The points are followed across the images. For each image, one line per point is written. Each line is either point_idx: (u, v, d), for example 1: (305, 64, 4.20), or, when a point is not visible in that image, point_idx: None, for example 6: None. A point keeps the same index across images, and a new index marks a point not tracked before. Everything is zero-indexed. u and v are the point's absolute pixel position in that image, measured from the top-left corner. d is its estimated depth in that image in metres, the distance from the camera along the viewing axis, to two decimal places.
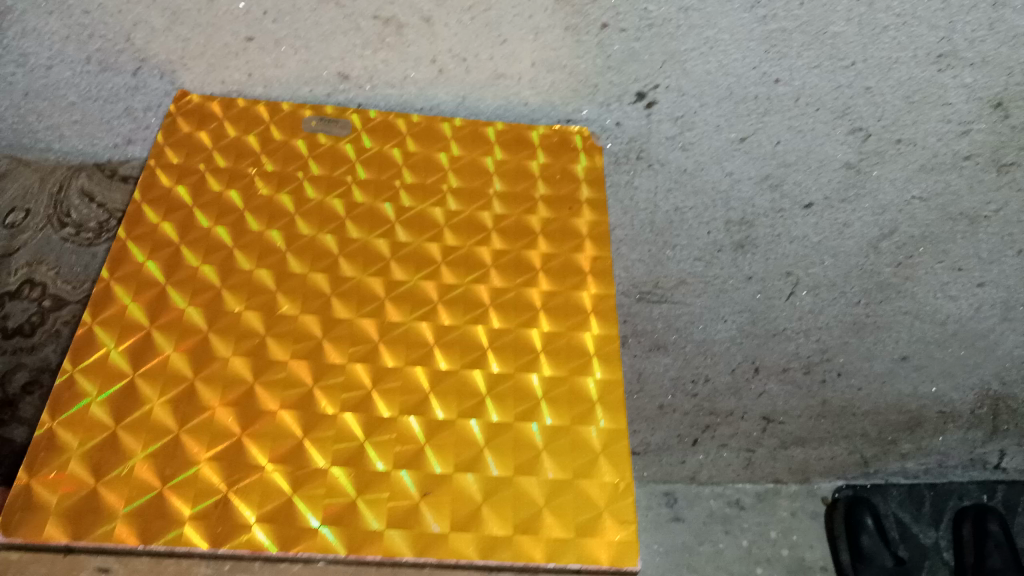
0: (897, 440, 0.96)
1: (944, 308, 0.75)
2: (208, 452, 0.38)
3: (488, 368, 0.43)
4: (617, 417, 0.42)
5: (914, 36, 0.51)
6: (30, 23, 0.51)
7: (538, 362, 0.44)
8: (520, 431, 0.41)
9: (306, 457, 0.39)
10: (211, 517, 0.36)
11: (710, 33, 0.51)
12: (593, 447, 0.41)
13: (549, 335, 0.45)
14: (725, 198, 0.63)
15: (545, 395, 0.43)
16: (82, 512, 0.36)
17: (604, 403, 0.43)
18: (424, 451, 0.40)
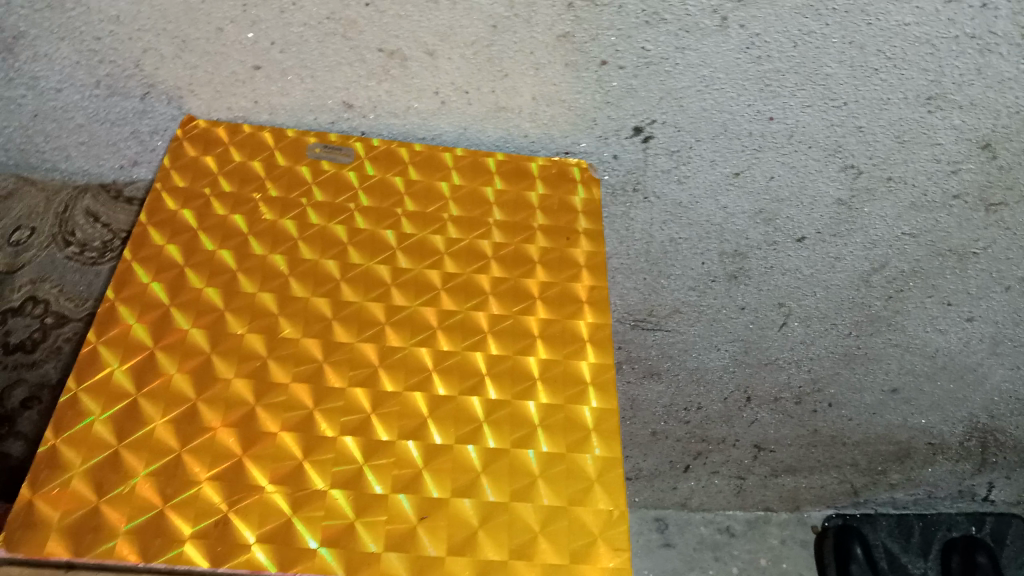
0: (887, 470, 0.97)
1: (933, 341, 0.76)
2: (209, 472, 0.39)
3: (486, 394, 0.44)
4: (612, 445, 0.43)
5: (904, 78, 0.52)
6: (41, 49, 0.52)
7: (535, 389, 0.45)
8: (516, 457, 0.42)
9: (305, 478, 0.39)
10: (211, 537, 0.37)
11: (706, 72, 0.52)
12: (588, 474, 0.42)
13: (545, 363, 0.46)
14: (719, 230, 0.64)
15: (541, 422, 0.44)
16: (84, 529, 0.36)
17: (599, 432, 0.44)
18: (422, 475, 0.40)
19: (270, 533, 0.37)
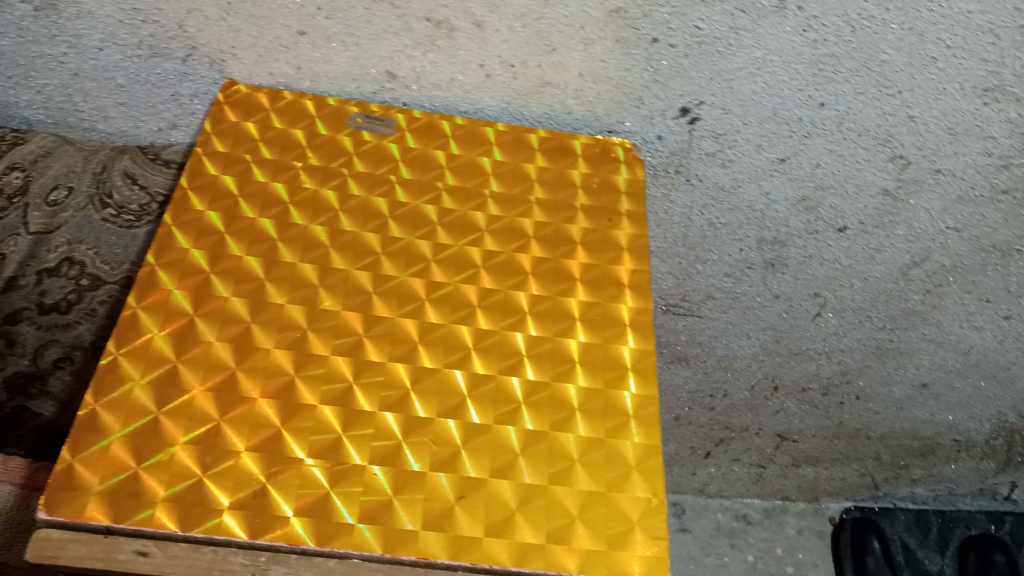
0: (909, 465, 0.96)
1: (967, 338, 0.74)
2: (248, 442, 0.39)
3: (525, 375, 0.44)
4: (652, 433, 0.42)
5: (962, 68, 0.51)
6: (85, 6, 0.51)
7: (574, 372, 0.44)
8: (555, 440, 0.42)
9: (343, 453, 0.39)
10: (249, 508, 0.37)
11: (759, 54, 0.51)
12: (627, 461, 0.41)
13: (586, 346, 0.45)
14: (760, 216, 0.63)
15: (581, 405, 0.43)
16: (122, 495, 0.36)
17: (639, 418, 0.43)
18: (460, 455, 0.40)
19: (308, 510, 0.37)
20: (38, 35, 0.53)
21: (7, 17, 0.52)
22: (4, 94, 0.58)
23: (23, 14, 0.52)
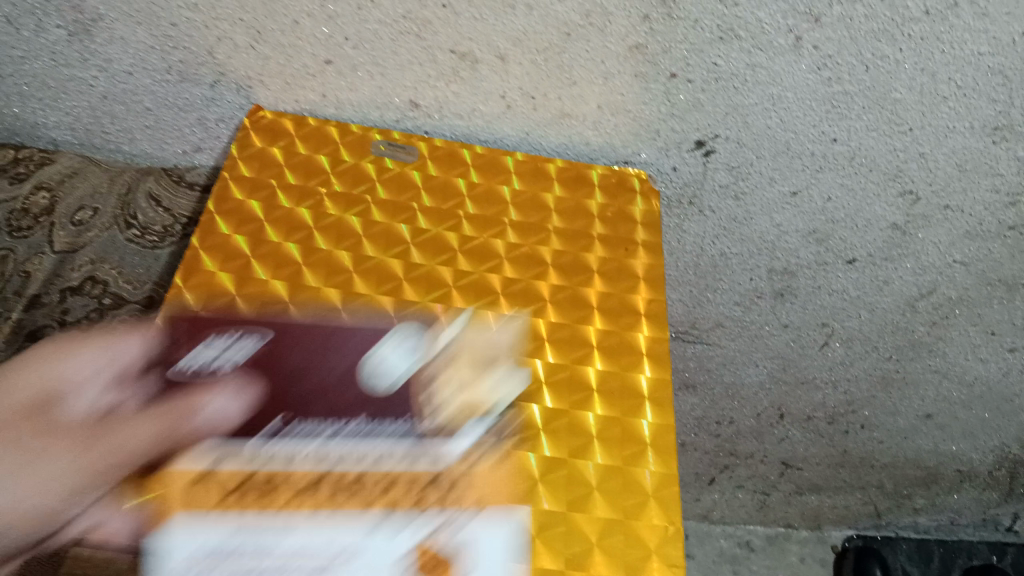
0: (912, 495, 0.96)
1: (972, 369, 0.75)
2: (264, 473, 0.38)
3: (543, 402, 0.44)
4: (667, 461, 0.43)
5: (972, 107, 0.52)
6: (118, 32, 0.52)
7: (591, 400, 0.45)
8: (574, 467, 0.42)
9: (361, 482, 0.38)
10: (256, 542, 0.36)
11: (775, 90, 0.52)
12: (644, 489, 0.42)
13: (603, 374, 0.46)
14: (771, 247, 0.64)
15: (599, 433, 0.44)
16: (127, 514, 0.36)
17: (656, 446, 0.44)
18: (483, 476, 0.40)
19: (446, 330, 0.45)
20: (70, 59, 0.55)
21: (40, 41, 0.53)
22: (33, 113, 0.59)
23: (56, 38, 0.53)
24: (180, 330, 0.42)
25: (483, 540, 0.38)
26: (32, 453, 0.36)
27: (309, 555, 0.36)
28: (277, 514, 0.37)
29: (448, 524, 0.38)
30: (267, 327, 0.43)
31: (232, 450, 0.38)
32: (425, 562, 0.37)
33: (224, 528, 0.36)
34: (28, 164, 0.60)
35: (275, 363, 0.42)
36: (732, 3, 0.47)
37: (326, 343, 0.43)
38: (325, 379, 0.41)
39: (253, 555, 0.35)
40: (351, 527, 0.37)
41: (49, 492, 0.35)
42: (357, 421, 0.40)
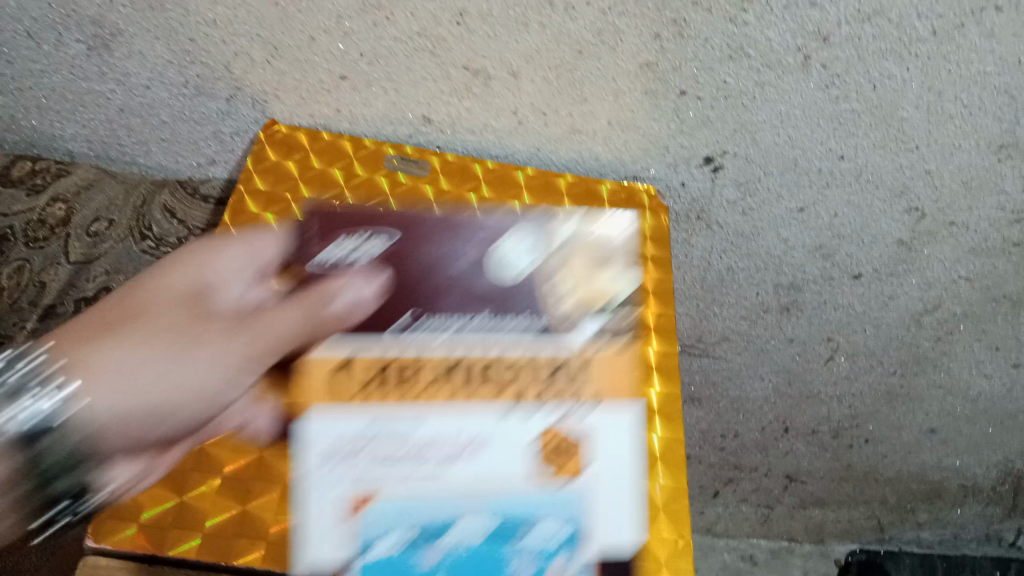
0: (916, 510, 0.93)
1: (976, 385, 0.75)
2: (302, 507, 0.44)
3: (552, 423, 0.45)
4: (678, 476, 0.47)
5: (978, 126, 0.53)
6: (138, 46, 0.53)
7: None
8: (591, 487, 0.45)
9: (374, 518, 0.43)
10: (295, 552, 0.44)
11: (783, 108, 0.53)
12: (655, 504, 0.46)
13: None
14: (778, 263, 0.64)
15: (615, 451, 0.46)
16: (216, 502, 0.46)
17: (665, 461, 0.48)
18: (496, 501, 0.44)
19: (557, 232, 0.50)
20: (89, 72, 0.56)
21: (60, 55, 0.55)
22: (51, 125, 0.60)
23: (76, 52, 0.54)
24: (317, 227, 0.49)
25: (592, 436, 0.45)
26: (188, 338, 0.42)
27: (440, 444, 0.44)
28: (413, 403, 0.45)
29: (560, 420, 0.45)
30: (396, 228, 0.50)
31: (372, 341, 0.46)
32: (540, 454, 0.45)
33: (362, 420, 0.44)
34: (46, 176, 0.61)
35: (407, 262, 0.49)
36: (742, 22, 0.48)
37: (448, 246, 0.50)
38: (451, 279, 0.48)
39: (393, 440, 0.44)
40: (477, 421, 0.45)
41: (213, 369, 0.42)
42: (483, 315, 0.48)
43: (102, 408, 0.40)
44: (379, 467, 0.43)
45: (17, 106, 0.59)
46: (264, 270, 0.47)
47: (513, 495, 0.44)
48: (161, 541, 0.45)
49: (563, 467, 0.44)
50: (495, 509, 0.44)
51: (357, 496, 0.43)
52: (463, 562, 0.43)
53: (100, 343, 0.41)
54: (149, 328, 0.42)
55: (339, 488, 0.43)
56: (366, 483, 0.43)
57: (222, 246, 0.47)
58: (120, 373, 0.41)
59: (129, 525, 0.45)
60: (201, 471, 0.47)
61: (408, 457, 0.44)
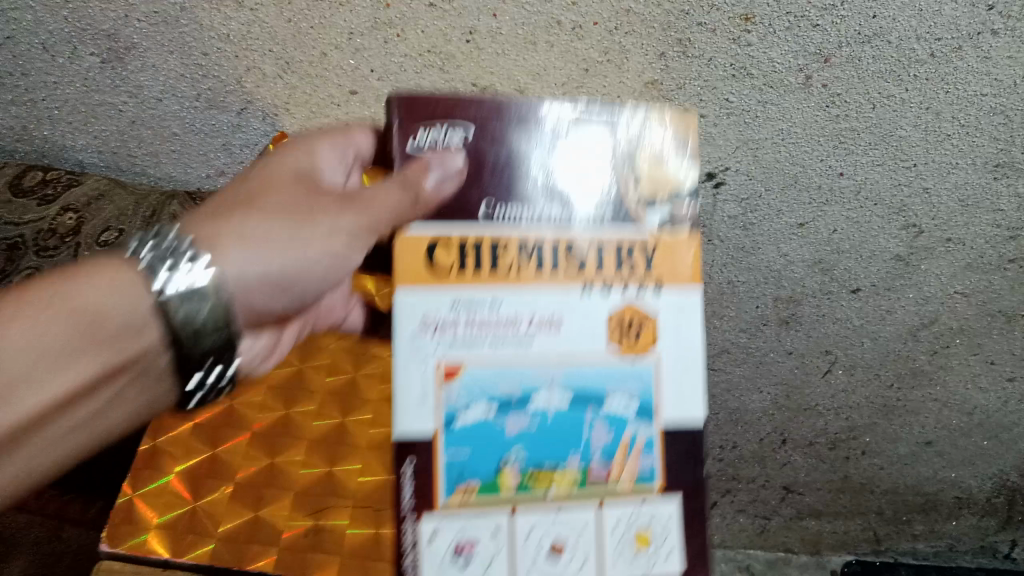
0: (910, 521, 0.85)
1: (972, 398, 0.74)
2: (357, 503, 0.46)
3: None
4: None
5: (975, 145, 0.57)
6: (149, 60, 0.56)
7: None
8: None
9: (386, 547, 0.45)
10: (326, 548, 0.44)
11: (784, 126, 0.56)
12: None
13: None
14: (777, 277, 0.64)
15: None
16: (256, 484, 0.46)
17: None
18: None
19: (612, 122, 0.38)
20: (101, 85, 0.57)
21: (74, 68, 0.57)
22: (62, 136, 0.60)
23: (89, 65, 0.57)
24: (399, 117, 0.36)
25: (669, 309, 0.38)
26: (310, 216, 0.41)
27: (521, 313, 0.36)
28: (489, 275, 0.36)
29: (641, 287, 0.37)
30: (477, 120, 0.37)
31: (450, 229, 0.36)
32: (621, 326, 0.37)
33: (444, 296, 0.35)
34: (57, 186, 0.59)
35: (489, 155, 0.37)
36: (745, 42, 0.53)
37: (542, 138, 0.38)
38: (537, 174, 0.37)
39: (474, 309, 0.36)
40: (556, 290, 0.37)
41: (329, 248, 0.41)
42: (562, 206, 0.37)
43: (235, 280, 0.39)
44: (469, 337, 0.36)
45: (28, 117, 0.59)
46: (351, 165, 0.47)
47: (591, 372, 0.37)
48: (174, 544, 0.44)
49: (641, 341, 0.37)
50: (575, 387, 0.37)
51: (438, 373, 0.35)
52: (544, 434, 0.36)
53: (230, 220, 0.40)
54: (272, 201, 0.41)
55: (415, 365, 0.35)
56: (446, 357, 0.35)
57: (319, 142, 0.46)
58: (249, 245, 0.40)
59: (142, 529, 0.44)
60: (216, 479, 0.46)
61: (499, 325, 0.36)
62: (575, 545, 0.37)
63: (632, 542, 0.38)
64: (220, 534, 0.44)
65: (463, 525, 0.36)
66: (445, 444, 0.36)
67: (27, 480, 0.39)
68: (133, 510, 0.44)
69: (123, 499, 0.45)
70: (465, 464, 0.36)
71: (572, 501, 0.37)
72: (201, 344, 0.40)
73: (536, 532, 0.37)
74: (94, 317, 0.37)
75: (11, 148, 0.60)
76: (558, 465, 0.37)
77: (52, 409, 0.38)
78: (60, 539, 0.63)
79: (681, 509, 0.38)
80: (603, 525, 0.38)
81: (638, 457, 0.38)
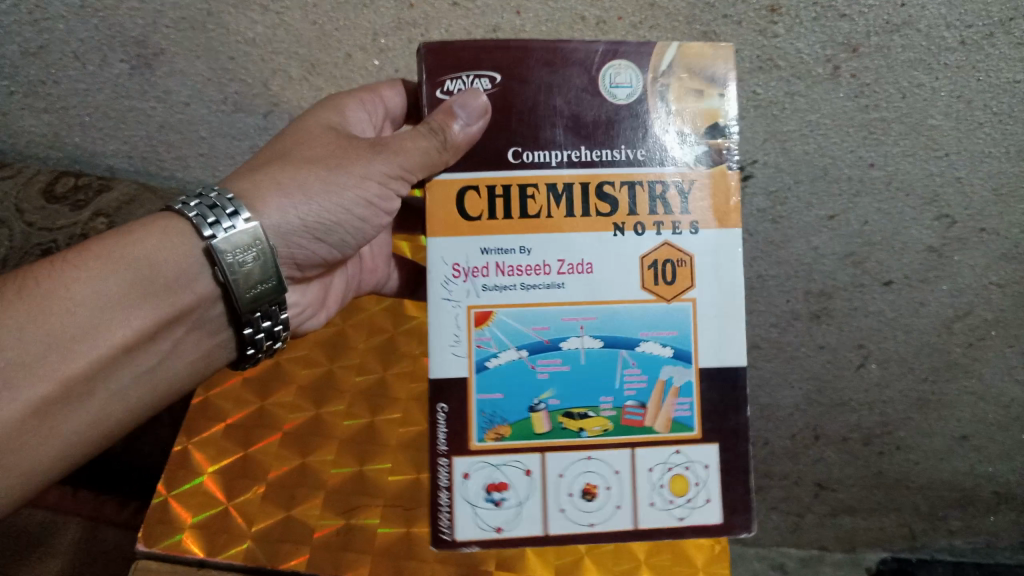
0: (948, 516, 0.81)
1: (1010, 391, 0.73)
2: (386, 503, 0.46)
3: None
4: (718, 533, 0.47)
5: (1008, 133, 0.56)
6: (178, 65, 0.57)
7: None
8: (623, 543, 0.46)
9: (416, 547, 0.45)
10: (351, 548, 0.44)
11: (813, 118, 0.55)
12: (695, 563, 0.46)
13: None
14: (808, 270, 0.61)
15: None
16: (290, 484, 0.46)
17: None
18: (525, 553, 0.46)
19: (660, 70, 0.39)
20: (130, 91, 0.58)
21: (105, 75, 0.58)
22: (93, 142, 0.60)
23: (119, 72, 0.58)
24: (426, 65, 0.39)
25: (704, 251, 0.39)
26: (340, 163, 0.43)
27: (553, 258, 0.38)
28: (522, 222, 0.38)
29: (676, 232, 0.39)
30: (501, 65, 0.38)
31: (480, 176, 0.39)
32: (654, 269, 0.39)
33: (473, 245, 0.38)
34: (87, 191, 0.58)
35: (516, 99, 0.38)
36: (772, 33, 0.53)
37: (569, 78, 0.39)
38: (561, 117, 0.38)
39: (506, 257, 0.38)
40: (588, 236, 0.39)
41: (362, 194, 0.43)
42: (587, 149, 0.39)
43: (275, 227, 0.42)
44: (496, 283, 0.38)
45: (60, 124, 0.60)
46: (380, 121, 0.48)
47: (624, 314, 0.39)
48: (207, 543, 0.44)
49: (676, 283, 0.39)
50: (607, 329, 0.38)
51: (470, 318, 0.38)
52: (576, 375, 0.38)
53: (265, 174, 0.43)
54: (309, 151, 0.44)
55: (449, 309, 0.38)
56: (477, 303, 0.38)
57: (349, 97, 0.47)
58: (287, 193, 0.42)
59: (176, 529, 0.44)
60: (248, 479, 0.46)
61: (528, 270, 0.38)
62: (609, 488, 0.39)
63: (668, 485, 0.39)
64: (254, 533, 0.44)
65: (496, 466, 0.38)
66: (477, 387, 0.38)
67: (101, 423, 0.42)
68: (167, 510, 0.45)
69: (159, 499, 0.45)
70: (500, 405, 0.38)
71: (605, 441, 0.39)
72: (247, 292, 0.42)
73: (568, 473, 0.39)
74: (149, 268, 0.41)
75: (42, 155, 0.61)
76: (589, 407, 0.39)
77: (119, 355, 0.41)
78: (97, 539, 0.61)
79: (720, 456, 0.40)
80: (638, 469, 0.39)
81: (674, 400, 0.39)
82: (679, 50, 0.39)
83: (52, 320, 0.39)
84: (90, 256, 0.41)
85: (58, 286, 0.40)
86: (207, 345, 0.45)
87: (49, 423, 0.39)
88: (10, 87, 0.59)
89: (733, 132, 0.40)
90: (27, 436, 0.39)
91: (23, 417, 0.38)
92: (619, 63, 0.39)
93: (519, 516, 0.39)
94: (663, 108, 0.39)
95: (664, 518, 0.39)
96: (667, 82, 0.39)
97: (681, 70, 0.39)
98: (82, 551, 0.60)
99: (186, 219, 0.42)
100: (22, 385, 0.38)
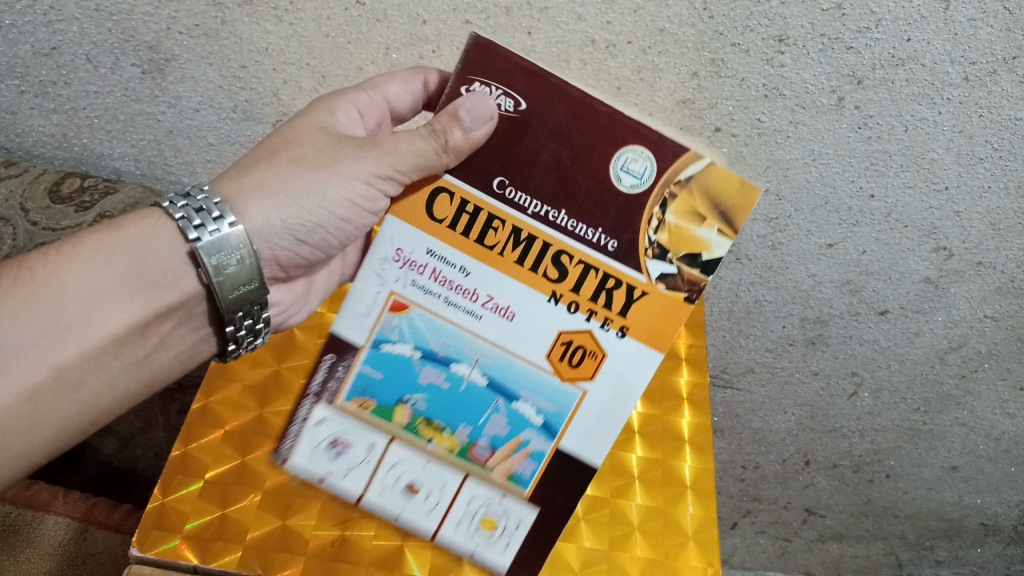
0: (934, 547, 0.85)
1: (1000, 423, 0.73)
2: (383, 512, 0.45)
3: (636, 499, 0.47)
4: (710, 556, 0.45)
5: (1008, 169, 0.55)
6: (190, 71, 0.57)
7: (632, 488, 0.48)
8: (615, 559, 0.45)
9: (403, 562, 0.44)
10: (327, 555, 0.43)
11: (815, 147, 0.55)
12: None
13: (647, 462, 0.49)
14: (804, 297, 0.64)
15: (641, 524, 0.46)
16: (292, 493, 0.45)
17: (697, 540, 0.46)
18: None
19: (677, 176, 0.35)
20: (141, 95, 0.59)
21: (116, 77, 0.58)
22: (100, 144, 0.63)
23: (131, 75, 0.58)
24: (467, 56, 0.36)
25: (620, 356, 0.38)
26: (327, 166, 0.42)
27: (483, 291, 0.38)
28: (474, 246, 0.38)
29: (603, 326, 0.38)
30: (530, 93, 0.36)
31: (464, 188, 0.38)
32: (564, 348, 0.39)
33: (426, 242, 0.38)
34: (93, 193, 0.59)
35: (529, 132, 0.36)
36: (778, 63, 0.51)
37: (587, 140, 0.36)
38: (558, 172, 0.36)
39: (444, 269, 0.38)
40: (524, 287, 0.38)
41: (344, 195, 0.42)
42: (565, 214, 0.37)
43: (258, 228, 0.42)
44: (427, 279, 0.39)
45: (68, 125, 0.62)
46: (377, 116, 0.47)
47: (518, 368, 0.39)
48: (201, 551, 0.42)
49: (578, 368, 0.39)
50: (497, 372, 0.39)
51: (388, 302, 0.39)
52: (451, 397, 0.40)
53: (253, 178, 0.42)
54: (296, 149, 0.43)
55: (375, 284, 0.39)
56: (399, 291, 0.39)
57: (346, 93, 0.45)
58: (268, 194, 0.42)
59: (173, 535, 0.43)
60: (244, 487, 0.45)
61: (464, 291, 0.39)
62: (431, 494, 0.42)
63: (479, 522, 0.42)
64: (250, 541, 0.43)
65: (349, 431, 0.41)
66: (363, 358, 0.40)
67: (89, 410, 0.42)
68: (163, 513, 0.44)
69: (155, 503, 0.44)
70: (374, 382, 0.40)
71: (444, 458, 0.41)
72: (230, 293, 0.42)
73: (399, 471, 0.41)
74: (140, 261, 0.41)
75: (51, 155, 0.64)
76: (447, 425, 0.40)
77: (113, 348, 0.41)
78: (86, 542, 0.61)
79: (534, 523, 0.41)
80: (461, 494, 0.41)
81: (522, 458, 0.40)
82: (707, 167, 0.35)
83: (48, 310, 0.40)
84: (85, 247, 0.41)
85: (55, 280, 0.40)
86: (190, 340, 0.45)
87: (42, 409, 0.39)
88: (20, 87, 0.60)
89: (710, 269, 0.36)
90: (20, 421, 0.39)
91: (14, 403, 0.38)
92: (642, 151, 0.35)
93: (347, 473, 0.42)
94: (656, 214, 0.36)
95: (462, 538, 0.42)
96: (676, 192, 0.36)
97: (697, 187, 0.35)
98: (73, 553, 0.60)
99: (172, 219, 0.42)
100: (18, 373, 0.38)
